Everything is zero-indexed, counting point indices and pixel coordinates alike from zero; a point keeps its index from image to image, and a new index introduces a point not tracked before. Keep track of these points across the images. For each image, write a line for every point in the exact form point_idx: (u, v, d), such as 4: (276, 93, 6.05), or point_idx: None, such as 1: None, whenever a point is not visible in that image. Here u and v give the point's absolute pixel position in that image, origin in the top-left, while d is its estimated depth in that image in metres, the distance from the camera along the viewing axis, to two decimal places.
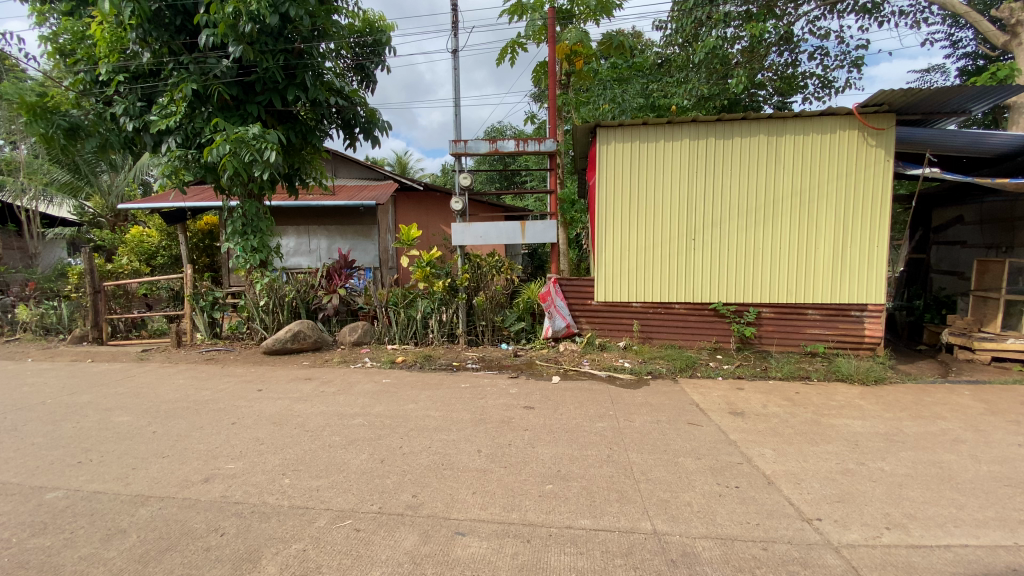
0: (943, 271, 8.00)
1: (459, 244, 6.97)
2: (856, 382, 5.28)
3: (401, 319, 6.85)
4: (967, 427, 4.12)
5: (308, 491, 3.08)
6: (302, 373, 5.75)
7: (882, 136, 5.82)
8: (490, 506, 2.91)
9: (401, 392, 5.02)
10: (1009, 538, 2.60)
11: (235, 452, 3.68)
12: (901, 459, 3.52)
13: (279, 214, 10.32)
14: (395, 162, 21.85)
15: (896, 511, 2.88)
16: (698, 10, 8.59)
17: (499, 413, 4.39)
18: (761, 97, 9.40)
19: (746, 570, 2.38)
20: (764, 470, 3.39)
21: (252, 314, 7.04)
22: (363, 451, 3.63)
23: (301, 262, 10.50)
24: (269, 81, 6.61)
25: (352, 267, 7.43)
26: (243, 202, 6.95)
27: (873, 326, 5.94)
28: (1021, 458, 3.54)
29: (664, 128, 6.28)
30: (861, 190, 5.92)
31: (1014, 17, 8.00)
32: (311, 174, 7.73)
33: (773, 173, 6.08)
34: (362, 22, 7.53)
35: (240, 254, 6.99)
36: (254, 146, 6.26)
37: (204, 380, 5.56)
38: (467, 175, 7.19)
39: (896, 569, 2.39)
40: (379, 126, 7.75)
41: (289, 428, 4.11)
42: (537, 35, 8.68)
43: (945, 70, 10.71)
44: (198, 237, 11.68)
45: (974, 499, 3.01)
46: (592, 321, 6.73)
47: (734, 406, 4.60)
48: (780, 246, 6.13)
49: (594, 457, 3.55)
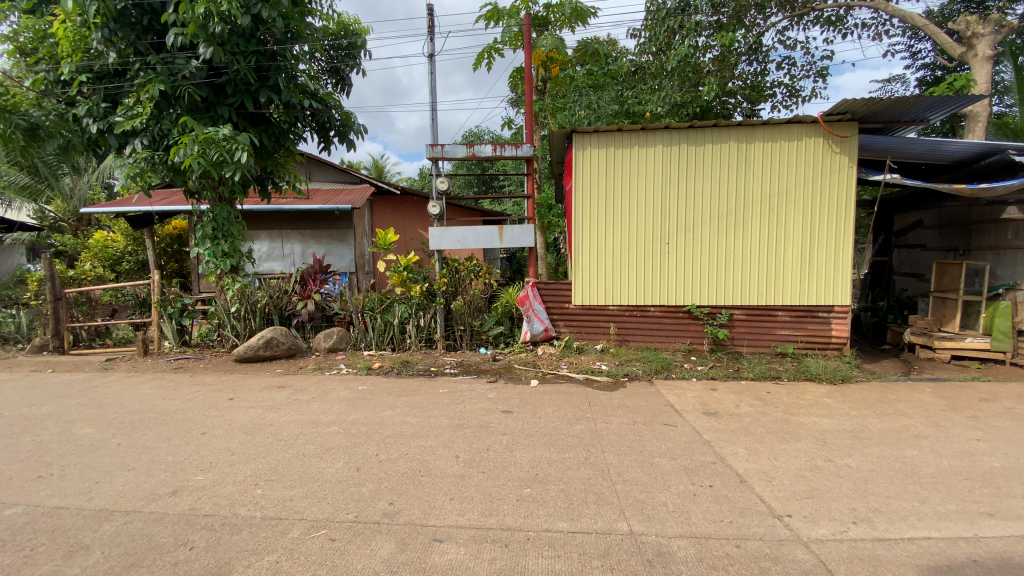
0: (904, 273, 8.32)
1: (437, 248, 6.90)
2: (824, 381, 5.45)
3: (377, 325, 6.77)
4: (928, 423, 4.29)
5: (281, 502, 3.02)
6: (275, 381, 5.61)
7: (845, 144, 6.04)
8: (468, 512, 2.90)
9: (377, 398, 4.95)
10: (969, 530, 2.72)
11: (205, 463, 3.57)
12: (867, 456, 3.65)
13: (251, 218, 10.11)
14: (371, 165, 21.66)
15: (862, 506, 2.98)
16: (670, 19, 8.92)
17: (477, 418, 4.38)
18: (732, 105, 9.64)
19: (720, 568, 2.43)
20: (736, 468, 3.46)
21: (223, 321, 6.85)
22: (339, 460, 3.57)
23: (274, 267, 10.29)
24: (241, 83, 6.49)
25: (327, 272, 7.31)
26: (214, 205, 6.79)
27: (840, 326, 6.14)
28: (979, 452, 3.71)
29: (638, 134, 6.39)
30: (827, 195, 6.13)
31: (970, 30, 8.43)
32: (284, 177, 7.64)
33: (743, 179, 6.24)
34: (336, 24, 7.48)
35: (210, 259, 6.82)
36: (224, 147, 6.12)
37: (172, 390, 5.38)
38: (445, 179, 7.15)
39: (862, 562, 2.47)
40: (354, 129, 7.64)
41: (262, 437, 4.02)
42: (513, 40, 8.74)
43: (905, 81, 11.17)
44: (166, 242, 11.37)
45: (936, 492, 3.13)
46: (570, 325, 6.77)
47: (707, 407, 4.69)
48: (750, 249, 6.29)
49: (572, 460, 3.58)
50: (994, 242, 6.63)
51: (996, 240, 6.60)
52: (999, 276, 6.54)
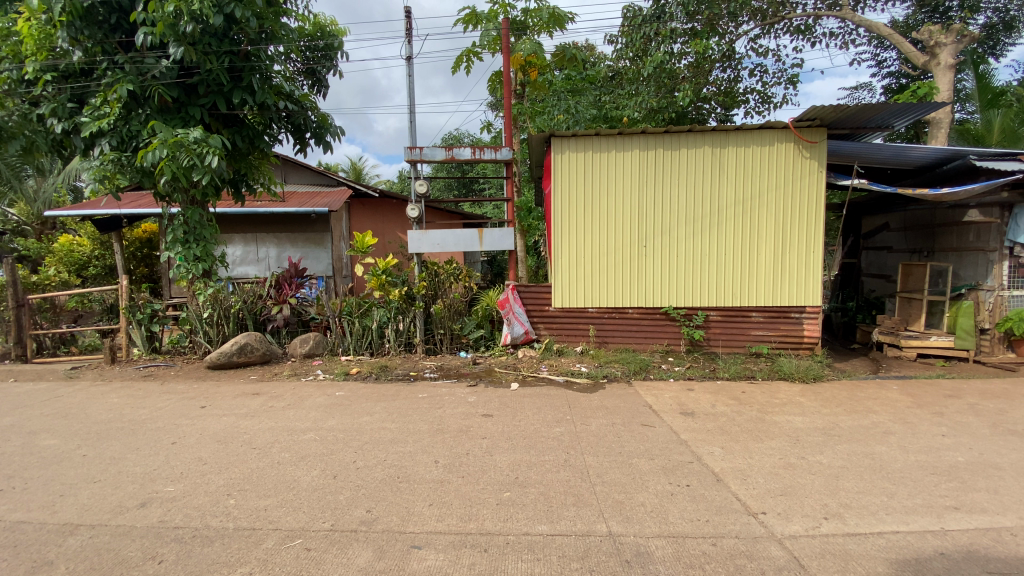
0: (872, 274, 8.58)
1: (416, 252, 6.85)
2: (796, 380, 5.58)
3: (355, 329, 6.67)
4: (896, 419, 4.43)
5: (255, 511, 2.95)
6: (248, 388, 5.48)
7: (815, 149, 6.21)
8: (446, 518, 2.87)
9: (355, 404, 4.88)
10: (935, 524, 2.81)
11: (175, 473, 3.47)
12: (838, 452, 3.75)
13: (225, 221, 9.88)
14: (349, 168, 21.40)
15: (833, 502, 3.06)
16: (646, 26, 9.06)
17: (457, 422, 4.36)
18: (707, 110, 9.83)
19: (697, 567, 2.46)
20: (713, 467, 3.52)
21: (195, 327, 6.67)
22: (315, 467, 3.50)
23: (248, 271, 10.08)
24: (213, 83, 6.34)
25: (304, 276, 7.18)
26: (185, 208, 6.62)
27: (811, 327, 6.31)
28: (944, 447, 3.84)
29: (614, 138, 6.47)
30: (798, 198, 6.28)
31: (933, 39, 8.76)
32: (258, 179, 7.51)
33: (718, 182, 6.36)
34: (312, 26, 7.40)
35: (181, 263, 6.65)
36: (195, 150, 5.97)
37: (141, 398, 5.21)
38: (424, 182, 7.08)
39: (834, 557, 2.53)
40: (331, 131, 7.53)
41: (235, 446, 3.92)
42: (492, 44, 8.74)
43: (871, 89, 11.55)
44: (135, 246, 11.04)
45: (903, 487, 3.23)
46: (550, 327, 6.79)
47: (684, 407, 4.76)
48: (725, 251, 6.41)
49: (552, 462, 3.58)
50: (956, 244, 6.90)
51: (959, 242, 6.87)
52: (962, 277, 6.81)
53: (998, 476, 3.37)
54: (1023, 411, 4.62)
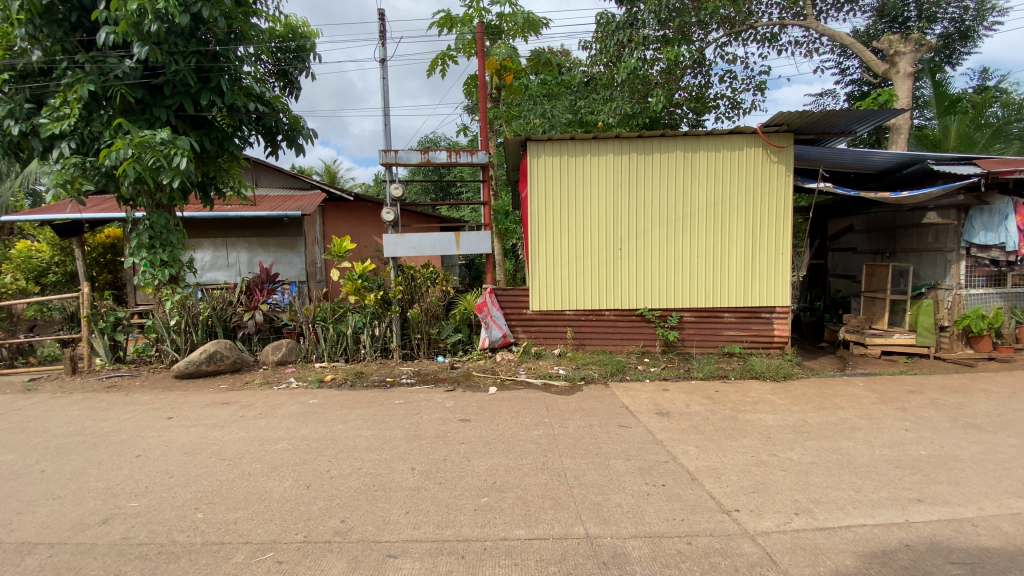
0: (838, 275, 8.86)
1: (391, 256, 6.76)
2: (767, 378, 5.73)
3: (329, 335, 6.54)
4: (862, 415, 4.58)
5: (224, 525, 2.86)
6: (218, 398, 5.32)
7: (782, 154, 6.38)
8: (423, 525, 2.84)
9: (329, 412, 4.79)
10: (899, 516, 2.91)
11: (140, 488, 3.34)
12: (807, 449, 3.85)
13: (193, 226, 9.61)
14: (322, 171, 21.06)
15: (804, 497, 3.13)
16: (620, 33, 9.26)
17: (434, 428, 4.31)
18: (679, 115, 10.01)
19: (673, 566, 2.49)
20: (688, 467, 3.57)
21: (161, 335, 6.45)
22: (287, 478, 3.42)
23: (218, 277, 9.83)
24: (179, 84, 6.16)
25: (275, 281, 7.02)
26: (151, 212, 6.41)
27: (781, 326, 6.48)
28: (907, 441, 3.98)
29: (589, 143, 6.54)
30: (767, 202, 6.45)
31: (892, 48, 9.11)
32: (227, 182, 7.32)
33: (690, 187, 6.48)
34: (283, 26, 7.29)
35: (146, 269, 6.42)
36: (162, 151, 5.79)
37: (104, 410, 5.01)
38: (400, 185, 7.02)
39: (803, 552, 2.60)
40: (304, 134, 7.39)
41: (204, 458, 3.80)
42: (466, 48, 8.73)
43: (835, 95, 11.96)
44: (98, 252, 10.66)
45: (869, 481, 3.34)
46: (528, 330, 6.79)
47: (660, 407, 4.82)
48: (698, 254, 6.53)
49: (529, 466, 3.58)
50: (916, 245, 7.20)
51: (918, 243, 7.17)
52: (922, 277, 7.11)
53: (958, 468, 3.51)
54: (980, 405, 4.82)
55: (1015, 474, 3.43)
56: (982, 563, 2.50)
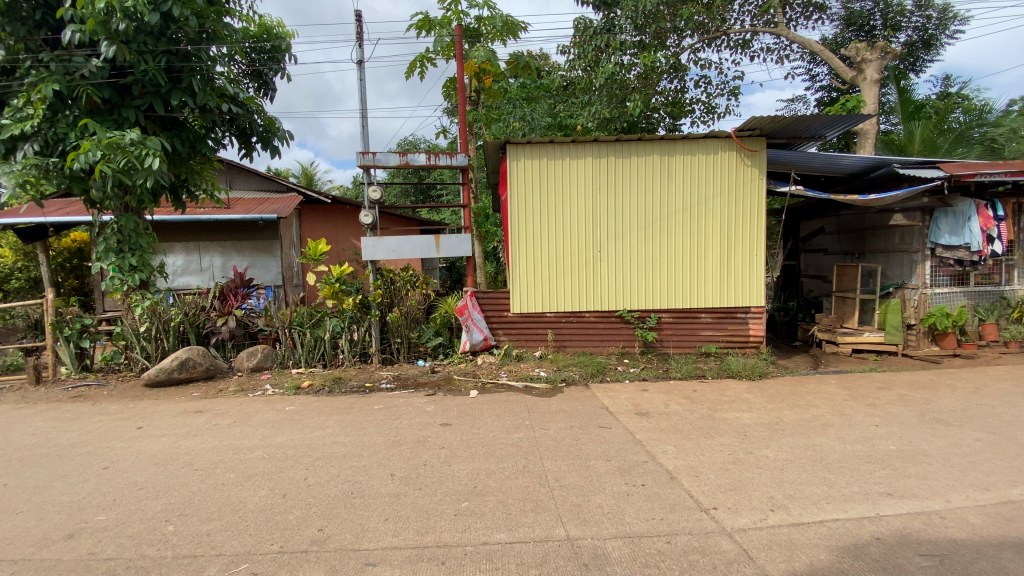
0: (810, 276, 9.09)
1: (370, 259, 6.68)
2: (743, 377, 5.84)
3: (306, 341, 6.42)
4: (834, 412, 4.71)
5: (196, 537, 2.78)
6: (190, 406, 5.18)
7: (756, 157, 6.53)
8: (402, 532, 2.81)
9: (306, 419, 4.71)
10: (870, 510, 2.99)
11: (107, 501, 3.22)
12: (781, 446, 3.93)
13: (163, 229, 9.35)
14: (299, 173, 20.72)
15: (779, 494, 3.19)
16: (598, 38, 9.36)
17: (414, 433, 4.27)
18: (656, 119, 10.15)
19: (652, 566, 2.51)
20: (667, 466, 3.61)
21: (130, 341, 6.24)
22: (262, 487, 3.35)
23: (190, 281, 9.57)
24: (149, 84, 5.98)
25: (250, 286, 6.87)
26: (119, 215, 6.20)
27: (756, 326, 6.62)
28: (877, 437, 4.11)
29: (568, 145, 6.59)
30: (742, 204, 6.58)
31: (859, 56, 9.42)
32: (200, 185, 7.13)
33: (667, 190, 6.58)
34: (258, 27, 7.14)
35: (114, 274, 6.22)
36: (132, 152, 5.62)
37: (69, 421, 4.82)
38: (378, 188, 6.95)
39: (779, 548, 2.65)
40: (279, 135, 7.24)
41: (175, 468, 3.69)
42: (445, 50, 8.70)
43: (805, 101, 12.29)
44: (63, 256, 10.29)
45: (842, 476, 3.42)
46: (509, 333, 6.80)
47: (639, 407, 4.87)
48: (675, 255, 6.63)
49: (511, 469, 3.57)
50: (884, 246, 7.44)
51: (886, 244, 7.42)
52: (890, 277, 7.35)
53: (925, 462, 3.63)
54: (946, 400, 5.00)
55: (980, 467, 3.55)
56: (950, 555, 2.58)
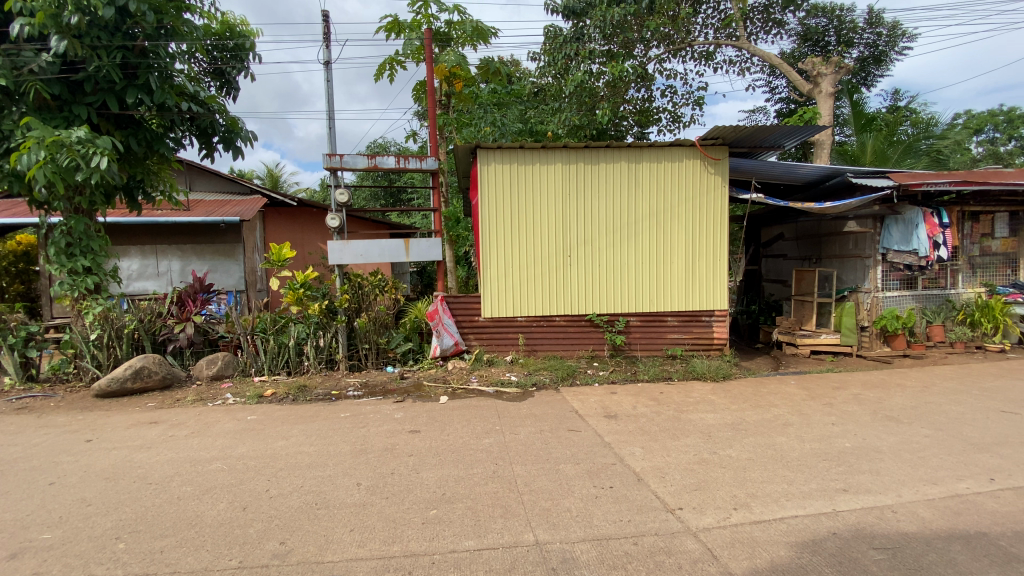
0: (771, 280, 9.41)
1: (337, 263, 6.53)
2: (708, 379, 5.99)
3: (269, 347, 6.24)
4: (794, 411, 4.88)
5: (149, 555, 2.66)
6: (145, 417, 4.95)
7: (718, 166, 6.73)
8: (368, 543, 2.75)
9: (269, 428, 4.57)
10: (827, 506, 3.11)
11: (53, 518, 3.04)
12: (744, 445, 4.05)
13: (117, 232, 8.95)
14: (265, 175, 20.17)
15: (742, 492, 3.29)
16: (567, 46, 9.49)
17: (382, 441, 4.20)
18: (625, 128, 10.37)
19: (620, 567, 2.54)
20: (634, 467, 3.67)
21: (80, 350, 5.93)
22: (221, 500, 3.23)
23: (147, 286, 9.18)
24: (102, 81, 5.72)
25: (210, 291, 6.63)
26: (69, 217, 5.90)
27: (720, 329, 6.81)
28: (833, 435, 4.28)
29: (538, 151, 6.64)
30: (705, 210, 6.76)
31: (815, 70, 9.85)
32: (157, 186, 6.85)
33: (634, 196, 6.71)
34: (220, 24, 6.90)
35: (63, 280, 5.90)
36: (80, 152, 5.34)
37: (11, 435, 4.53)
38: (345, 191, 6.81)
39: (741, 546, 2.71)
40: (242, 136, 7.02)
41: (128, 482, 3.52)
42: (415, 54, 8.65)
43: (766, 112, 12.77)
44: (10, 260, 9.54)
45: (801, 474, 3.54)
46: (480, 337, 6.77)
47: (608, 410, 4.93)
48: (642, 260, 6.76)
49: (480, 475, 3.56)
50: (839, 251, 7.78)
51: (841, 250, 7.76)
52: (845, 281, 7.69)
53: (878, 458, 3.80)
54: (897, 399, 5.25)
55: (928, 462, 3.74)
56: (901, 548, 2.70)
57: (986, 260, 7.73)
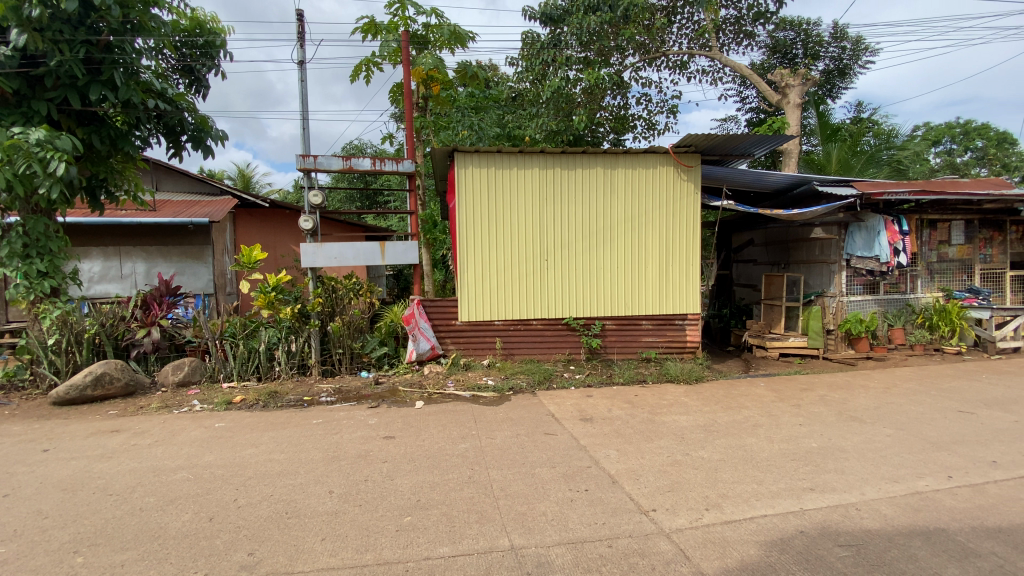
0: (741, 284, 9.65)
1: (310, 266, 6.40)
2: (681, 381, 6.10)
3: (239, 353, 6.07)
4: (763, 413, 5.00)
5: (108, 569, 2.55)
6: (106, 426, 4.75)
7: (691, 173, 6.88)
8: (340, 552, 2.70)
9: (238, 436, 4.44)
10: (795, 505, 3.20)
11: (4, 532, 2.89)
12: (716, 446, 4.13)
13: (78, 232, 8.59)
14: (236, 176, 19.69)
15: (713, 493, 3.35)
16: (545, 52, 9.57)
17: (356, 447, 4.13)
18: (601, 134, 10.48)
19: (594, 570, 2.56)
20: (609, 470, 3.70)
21: (37, 355, 5.67)
22: (186, 511, 3.12)
23: (109, 289, 8.85)
24: (64, 76, 5.50)
25: (177, 295, 6.44)
26: (26, 217, 5.66)
27: (692, 332, 6.95)
28: (801, 435, 4.41)
29: (515, 155, 6.66)
30: (678, 216, 6.90)
31: (784, 81, 10.17)
32: (121, 185, 6.62)
33: (610, 201, 6.80)
34: (190, 20, 6.72)
35: (18, 283, 5.62)
36: (36, 153, 5.13)
37: None
38: (319, 192, 6.68)
39: (713, 546, 2.76)
40: (212, 135, 6.83)
41: (87, 493, 3.38)
42: (392, 56, 8.57)
43: (737, 121, 13.12)
44: None
45: (770, 474, 3.63)
46: (457, 341, 6.74)
47: (584, 413, 4.96)
48: (617, 264, 6.85)
49: (455, 481, 3.53)
50: (806, 257, 8.05)
51: (808, 255, 8.03)
52: (811, 286, 7.95)
53: (843, 458, 3.92)
54: (860, 399, 5.44)
55: (890, 461, 3.89)
56: (864, 544, 2.79)
57: (944, 266, 8.08)
